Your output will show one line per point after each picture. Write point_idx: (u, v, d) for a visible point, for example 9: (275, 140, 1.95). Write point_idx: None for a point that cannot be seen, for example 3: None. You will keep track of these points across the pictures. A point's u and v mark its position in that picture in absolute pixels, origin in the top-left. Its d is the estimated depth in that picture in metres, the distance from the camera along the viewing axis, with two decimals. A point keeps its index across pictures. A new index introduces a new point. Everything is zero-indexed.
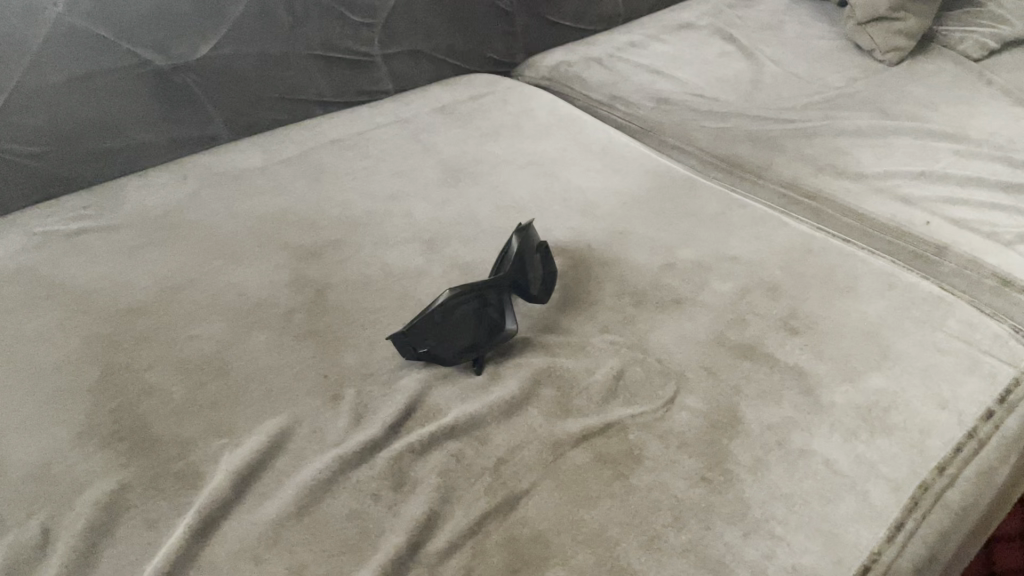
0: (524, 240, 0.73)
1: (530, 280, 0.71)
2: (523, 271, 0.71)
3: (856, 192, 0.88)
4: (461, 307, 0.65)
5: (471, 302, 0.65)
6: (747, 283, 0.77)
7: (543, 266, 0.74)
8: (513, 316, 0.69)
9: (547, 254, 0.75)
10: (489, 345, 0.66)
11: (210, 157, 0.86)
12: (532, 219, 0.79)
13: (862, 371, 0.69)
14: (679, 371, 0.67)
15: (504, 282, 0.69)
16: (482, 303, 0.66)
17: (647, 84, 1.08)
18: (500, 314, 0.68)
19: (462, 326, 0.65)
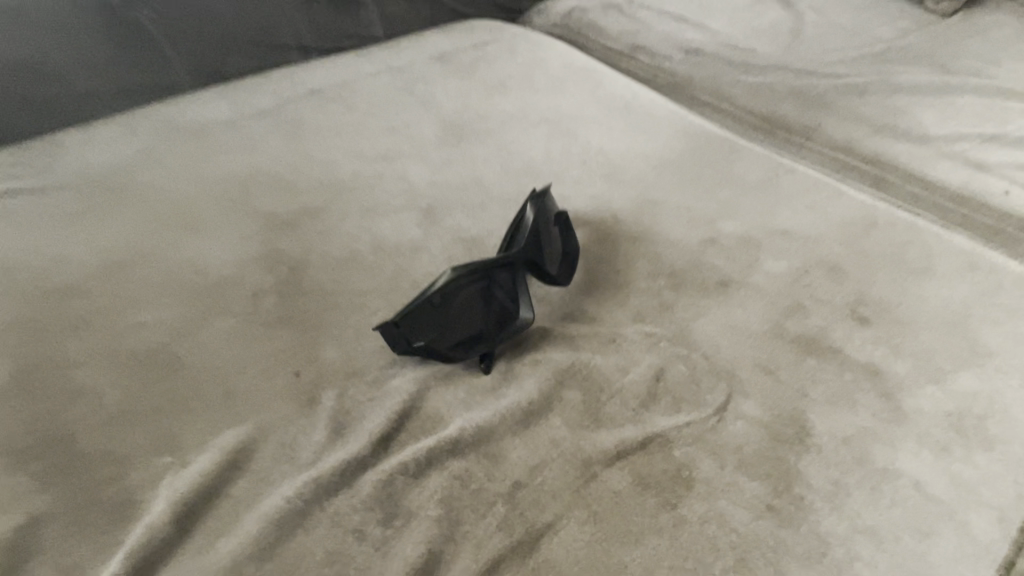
0: (541, 210, 0.61)
1: (547, 259, 0.59)
2: (540, 247, 0.59)
3: (921, 156, 0.76)
4: (464, 290, 0.53)
5: (476, 284, 0.53)
6: (803, 262, 0.65)
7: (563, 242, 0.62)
8: (529, 302, 0.57)
9: (568, 228, 0.63)
10: (498, 339, 0.54)
11: (168, 109, 0.73)
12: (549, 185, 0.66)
13: (949, 371, 0.57)
14: (730, 370, 0.55)
15: (517, 260, 0.57)
16: (490, 285, 0.54)
17: (674, 33, 0.96)
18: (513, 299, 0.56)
19: (464, 314, 0.53)
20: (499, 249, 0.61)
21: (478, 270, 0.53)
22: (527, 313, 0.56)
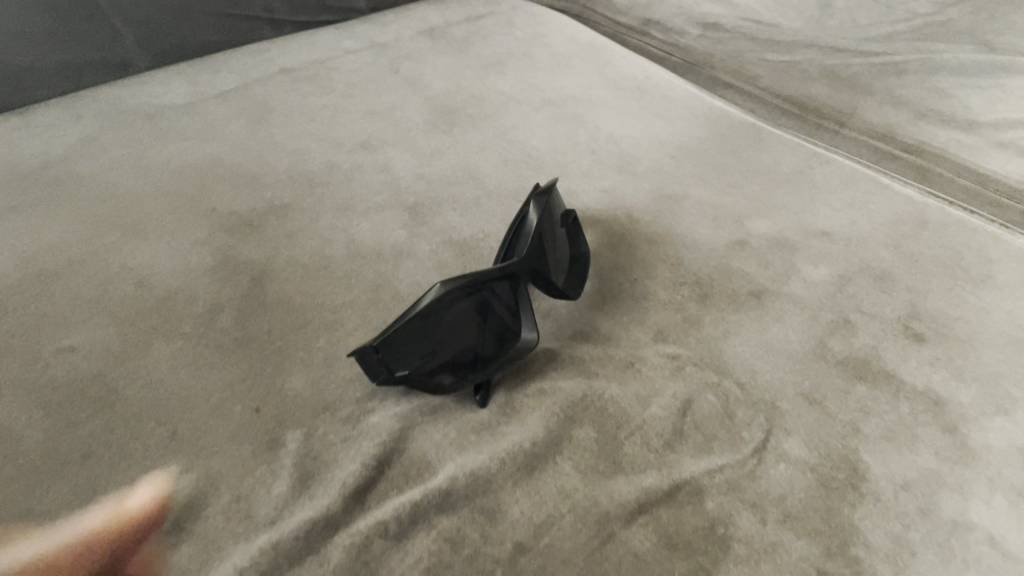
0: (545, 213, 0.53)
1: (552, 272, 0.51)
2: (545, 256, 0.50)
3: (970, 146, 0.68)
4: (456, 304, 0.45)
5: (471, 297, 0.45)
6: (845, 269, 0.57)
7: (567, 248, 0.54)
8: (531, 320, 0.48)
9: (573, 231, 0.55)
10: (496, 364, 0.46)
11: (119, 92, 0.64)
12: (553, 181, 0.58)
13: (1021, 399, 0.49)
14: (768, 401, 0.47)
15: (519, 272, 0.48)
16: (487, 299, 0.46)
17: (689, 5, 0.87)
18: (515, 315, 0.47)
19: (455, 333, 0.45)
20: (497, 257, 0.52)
21: (474, 281, 0.45)
22: (531, 332, 0.48)
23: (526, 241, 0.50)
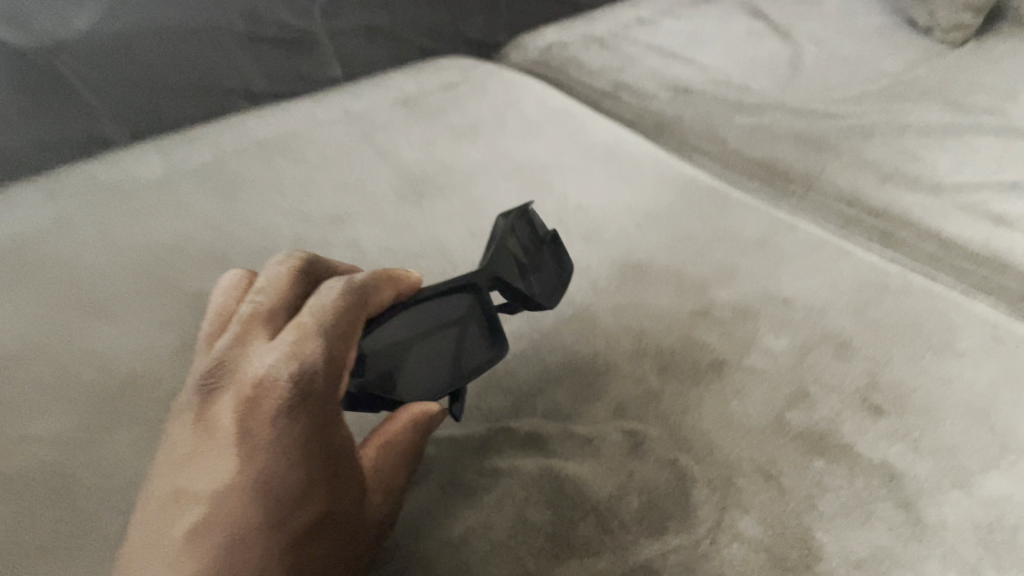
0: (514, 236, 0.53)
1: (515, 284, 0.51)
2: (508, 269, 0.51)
3: (935, 209, 0.69)
4: (411, 317, 0.46)
5: (426, 313, 0.46)
6: (807, 337, 0.57)
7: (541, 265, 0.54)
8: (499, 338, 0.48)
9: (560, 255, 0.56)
10: (471, 377, 0.46)
11: (94, 168, 0.65)
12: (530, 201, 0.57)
13: (976, 472, 0.50)
14: (726, 477, 0.48)
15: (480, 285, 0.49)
16: (445, 314, 0.47)
17: (661, 68, 0.88)
18: (486, 328, 0.48)
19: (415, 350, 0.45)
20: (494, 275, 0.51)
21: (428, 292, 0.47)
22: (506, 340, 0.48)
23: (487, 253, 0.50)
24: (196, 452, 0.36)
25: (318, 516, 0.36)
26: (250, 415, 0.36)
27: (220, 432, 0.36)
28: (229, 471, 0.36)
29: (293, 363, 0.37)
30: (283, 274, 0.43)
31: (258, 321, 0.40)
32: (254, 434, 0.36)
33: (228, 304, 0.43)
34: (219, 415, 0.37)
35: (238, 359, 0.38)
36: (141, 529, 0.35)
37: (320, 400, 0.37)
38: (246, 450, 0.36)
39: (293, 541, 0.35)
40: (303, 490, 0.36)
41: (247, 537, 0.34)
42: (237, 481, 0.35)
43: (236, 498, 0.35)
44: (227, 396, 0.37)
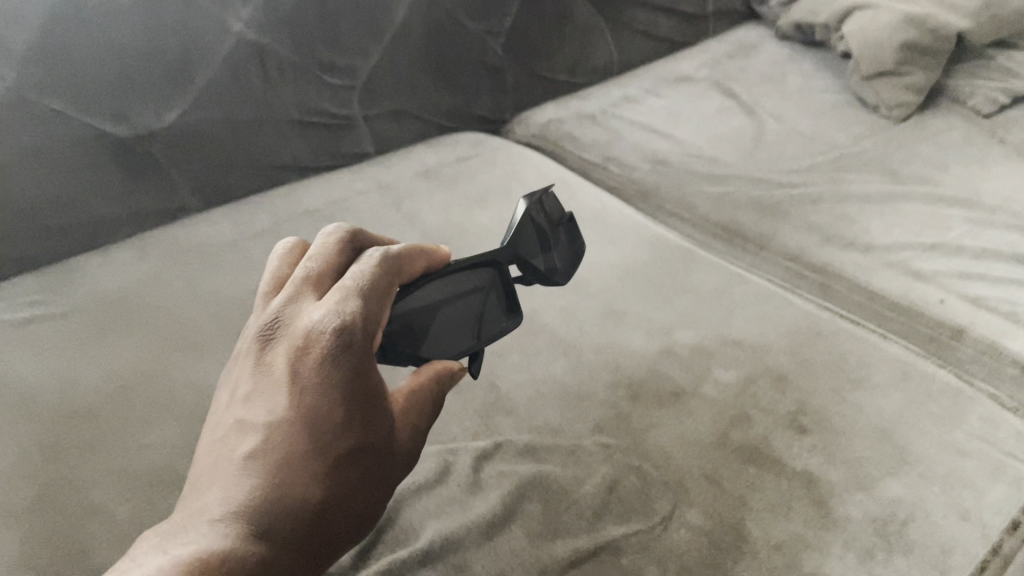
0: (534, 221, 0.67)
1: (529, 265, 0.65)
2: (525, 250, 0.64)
3: (865, 265, 0.83)
4: (445, 281, 0.55)
5: (458, 278, 0.56)
6: (750, 370, 0.71)
7: (549, 242, 0.69)
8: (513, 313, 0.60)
9: (564, 232, 0.72)
10: (492, 337, 0.59)
11: (176, 232, 0.81)
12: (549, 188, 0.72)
13: (877, 478, 0.63)
14: (677, 480, 0.61)
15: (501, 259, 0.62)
16: (473, 280, 0.58)
17: (643, 142, 1.04)
18: (505, 295, 0.60)
19: (448, 309, 0.55)
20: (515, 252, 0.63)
21: (461, 261, 0.57)
22: (519, 308, 0.60)
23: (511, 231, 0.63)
24: (255, 390, 0.43)
25: (354, 448, 0.42)
26: (299, 360, 0.42)
27: (275, 374, 0.43)
28: (281, 407, 0.41)
29: (337, 317, 0.43)
30: (331, 247, 0.49)
31: (308, 284, 0.46)
32: (302, 376, 0.42)
33: (284, 269, 0.50)
34: (275, 359, 0.43)
35: (292, 314, 0.44)
36: (212, 452, 0.42)
37: (361, 349, 0.43)
38: (296, 390, 0.42)
39: (333, 467, 0.41)
40: (342, 425, 0.42)
41: (295, 462, 0.40)
42: (288, 415, 0.41)
43: (287, 429, 0.41)
44: (281, 343, 0.43)
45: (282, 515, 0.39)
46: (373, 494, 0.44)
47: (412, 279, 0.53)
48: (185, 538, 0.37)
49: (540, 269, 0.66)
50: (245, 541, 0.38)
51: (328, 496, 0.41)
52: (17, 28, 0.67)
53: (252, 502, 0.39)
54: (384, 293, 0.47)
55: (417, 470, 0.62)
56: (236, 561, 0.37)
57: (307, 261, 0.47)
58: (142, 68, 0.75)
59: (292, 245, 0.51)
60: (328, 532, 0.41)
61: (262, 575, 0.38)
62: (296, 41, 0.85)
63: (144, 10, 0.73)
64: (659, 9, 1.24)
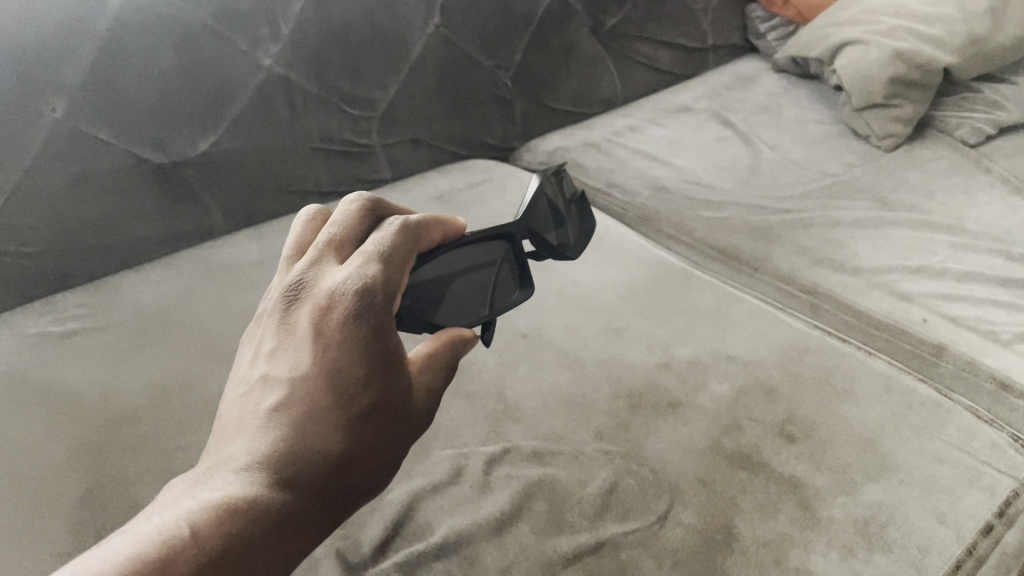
0: (546, 200, 0.73)
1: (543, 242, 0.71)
2: (539, 227, 0.70)
3: (853, 287, 0.88)
4: (464, 252, 0.61)
5: (475, 253, 0.62)
6: (743, 383, 0.76)
7: (562, 220, 0.76)
8: (525, 289, 0.66)
9: (574, 211, 0.80)
10: (505, 307, 0.64)
11: (208, 251, 0.88)
12: (562, 168, 0.79)
13: (859, 484, 0.67)
14: (673, 484, 0.66)
15: (517, 232, 0.67)
16: (488, 254, 0.64)
17: (645, 170, 1.10)
18: (516, 268, 0.66)
19: (465, 279, 0.61)
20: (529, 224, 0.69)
21: (479, 235, 0.63)
22: (531, 280, 0.67)
23: (527, 206, 0.69)
24: (281, 347, 0.45)
25: (375, 404, 0.44)
26: (322, 319, 0.44)
27: (298, 332, 0.45)
28: (305, 363, 0.43)
29: (358, 278, 0.45)
30: (352, 216, 0.51)
31: (331, 250, 0.49)
32: (325, 334, 0.44)
33: (308, 236, 0.52)
34: (298, 319, 0.45)
35: (315, 277, 0.47)
36: (239, 403, 0.44)
37: (380, 309, 0.45)
38: (318, 347, 0.44)
39: (354, 420, 0.43)
40: (363, 381, 0.44)
41: (318, 414, 0.42)
42: (311, 370, 0.43)
43: (310, 384, 0.43)
44: (304, 303, 0.45)
45: (305, 464, 0.41)
46: (393, 448, 0.45)
47: (429, 249, 0.57)
48: (213, 484, 0.39)
49: (552, 244, 0.73)
50: (269, 486, 0.40)
51: (349, 449, 0.43)
52: (68, 64, 0.74)
53: (277, 451, 0.41)
54: (402, 259, 0.49)
55: (432, 471, 0.67)
56: (262, 505, 0.39)
57: (330, 229, 0.50)
58: (180, 100, 0.82)
59: (314, 214, 0.54)
60: (349, 483, 0.43)
61: (286, 520, 0.39)
62: (321, 75, 0.91)
63: (181, 47, 0.80)
64: (661, 44, 1.31)
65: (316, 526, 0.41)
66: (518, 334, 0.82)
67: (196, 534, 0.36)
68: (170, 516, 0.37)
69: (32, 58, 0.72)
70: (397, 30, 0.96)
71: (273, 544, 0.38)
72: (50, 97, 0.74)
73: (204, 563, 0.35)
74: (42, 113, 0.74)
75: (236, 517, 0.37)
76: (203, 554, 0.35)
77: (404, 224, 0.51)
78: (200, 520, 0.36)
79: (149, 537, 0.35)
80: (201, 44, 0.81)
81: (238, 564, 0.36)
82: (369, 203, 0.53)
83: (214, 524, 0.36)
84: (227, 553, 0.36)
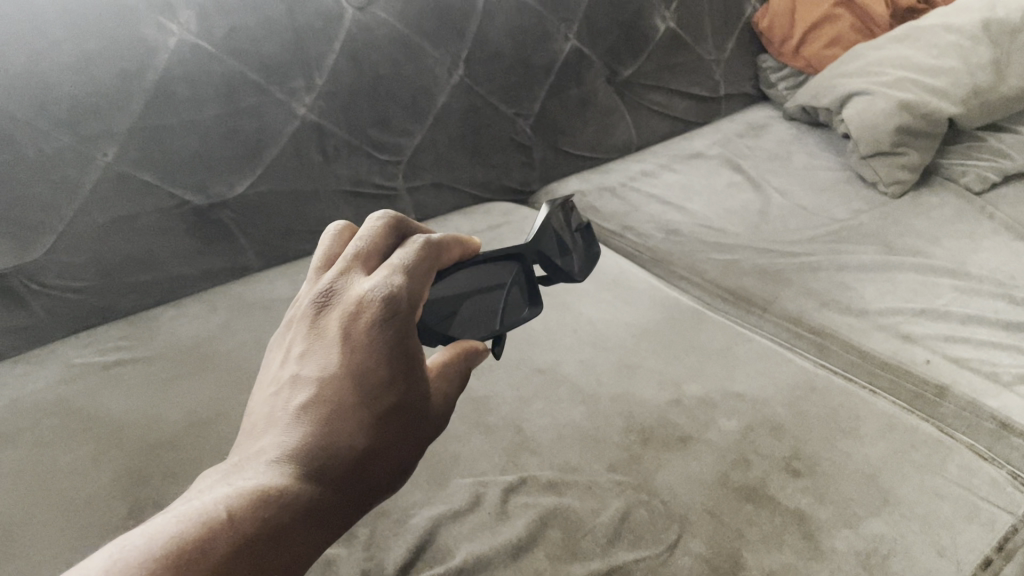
0: (553, 227, 0.78)
1: (551, 267, 0.77)
2: (546, 252, 0.75)
3: (858, 328, 0.91)
4: (479, 270, 0.66)
5: (489, 272, 0.67)
6: (751, 420, 0.79)
7: (569, 249, 0.81)
8: (533, 306, 0.71)
9: (580, 240, 0.84)
10: (515, 323, 0.68)
11: (244, 288, 0.94)
12: (570, 199, 0.84)
13: (862, 517, 0.69)
14: (682, 514, 0.69)
15: (526, 254, 0.73)
16: (502, 274, 0.69)
17: (658, 214, 1.14)
18: (525, 287, 0.71)
19: (480, 296, 0.66)
20: (539, 249, 0.74)
21: (493, 255, 0.68)
22: (540, 299, 0.72)
23: (535, 232, 0.75)
24: (309, 348, 0.48)
25: (396, 406, 0.47)
26: (352, 323, 0.48)
27: (327, 335, 0.48)
28: (333, 363, 0.47)
29: (384, 287, 0.48)
30: (378, 230, 0.55)
31: (358, 260, 0.52)
32: (353, 337, 0.47)
33: (335, 247, 0.56)
34: (328, 323, 0.49)
35: (344, 284, 0.50)
36: (269, 401, 0.47)
37: (404, 316, 0.48)
38: (346, 350, 0.47)
39: (376, 420, 0.46)
40: (386, 384, 0.47)
41: (344, 412, 0.46)
42: (338, 370, 0.47)
43: (337, 383, 0.46)
44: (333, 309, 0.49)
45: (329, 460, 0.44)
46: (409, 448, 0.49)
47: (446, 267, 0.61)
48: (246, 474, 0.43)
49: (560, 269, 0.78)
50: (297, 479, 0.43)
51: (371, 447, 0.46)
52: (118, 113, 0.80)
53: (305, 445, 0.44)
54: (424, 272, 0.52)
55: (453, 499, 0.70)
56: (291, 494, 0.42)
57: (358, 241, 0.54)
58: (219, 146, 0.88)
59: (340, 229, 0.58)
60: (367, 479, 0.46)
61: (312, 509, 0.42)
62: (350, 122, 0.97)
63: (222, 97, 0.86)
64: (675, 92, 1.36)
65: (338, 517, 0.44)
66: (534, 369, 0.86)
67: (232, 516, 0.38)
68: (207, 500, 0.40)
69: (87, 108, 0.78)
70: (424, 81, 1.01)
71: (300, 532, 0.41)
72: (101, 143, 0.80)
73: (240, 544, 0.38)
74: (94, 157, 0.80)
75: (268, 504, 0.40)
76: (239, 535, 0.38)
77: (427, 241, 0.55)
78: (238, 505, 0.39)
79: (190, 517, 0.38)
80: (242, 94, 0.87)
81: (269, 546, 0.39)
82: (393, 220, 0.57)
83: (248, 509, 0.39)
84: (260, 535, 0.39)
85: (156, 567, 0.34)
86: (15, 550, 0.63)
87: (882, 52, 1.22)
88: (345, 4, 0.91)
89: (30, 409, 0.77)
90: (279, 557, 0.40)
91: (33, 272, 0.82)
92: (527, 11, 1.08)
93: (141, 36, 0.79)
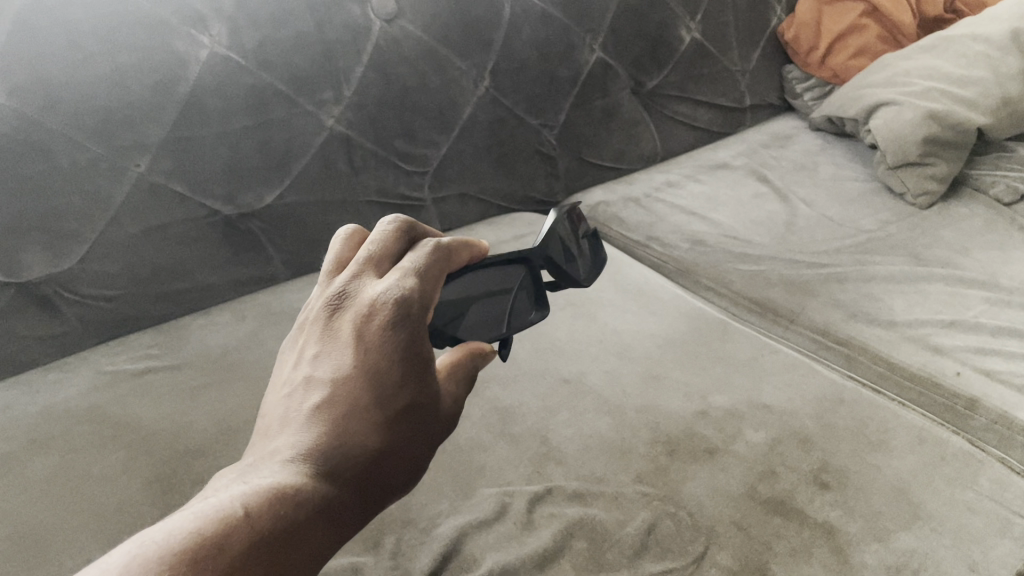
0: (561, 230, 0.78)
1: (561, 272, 0.77)
2: (554, 256, 0.76)
3: (888, 340, 0.90)
4: (489, 274, 0.66)
5: (498, 274, 0.67)
6: (778, 432, 0.78)
7: (577, 254, 0.81)
8: (539, 309, 0.72)
9: (587, 244, 0.84)
10: (522, 326, 0.70)
11: (271, 298, 0.96)
12: (576, 202, 0.84)
13: (892, 531, 0.68)
14: (709, 526, 0.69)
15: (536, 257, 0.73)
16: (509, 280, 0.69)
17: (683, 225, 1.14)
18: (532, 291, 0.72)
19: (488, 300, 0.66)
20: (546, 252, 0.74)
21: (504, 258, 0.68)
22: (546, 301, 0.73)
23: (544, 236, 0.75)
24: (323, 350, 0.49)
25: (408, 406, 0.48)
26: (364, 324, 0.48)
27: (340, 337, 0.48)
28: (346, 365, 0.47)
29: (396, 290, 0.49)
30: (388, 234, 0.55)
31: (370, 263, 0.53)
32: (366, 339, 0.48)
33: (346, 252, 0.57)
34: (341, 325, 0.49)
35: (356, 287, 0.51)
36: (283, 401, 0.47)
37: (416, 318, 0.49)
38: (359, 350, 0.47)
39: (388, 420, 0.47)
40: (398, 384, 0.47)
41: (358, 413, 0.46)
42: (351, 371, 0.47)
43: (351, 384, 0.46)
44: (346, 311, 0.49)
45: (343, 460, 0.45)
46: (422, 448, 0.49)
47: (459, 269, 0.61)
48: (262, 473, 0.43)
49: (569, 274, 0.78)
50: (312, 479, 0.43)
51: (383, 446, 0.46)
52: (151, 125, 0.81)
53: (319, 444, 0.45)
54: (434, 275, 0.53)
55: (479, 508, 0.70)
56: (306, 493, 0.42)
57: (369, 244, 0.54)
58: (249, 157, 0.89)
59: (351, 233, 0.58)
60: (381, 478, 0.46)
61: (327, 508, 0.43)
62: (378, 134, 0.98)
63: (252, 110, 0.87)
64: (699, 103, 1.36)
65: (354, 516, 0.45)
66: (559, 379, 0.86)
67: (249, 513, 0.39)
68: (225, 498, 0.40)
69: (120, 119, 0.79)
70: (450, 93, 1.02)
71: (317, 530, 0.42)
72: (134, 154, 0.81)
73: (257, 540, 0.38)
74: (126, 169, 0.82)
75: (284, 501, 0.41)
76: (258, 531, 0.38)
77: (437, 244, 0.56)
78: (255, 501, 0.40)
79: (208, 515, 0.38)
80: (272, 106, 0.88)
81: (287, 543, 0.39)
82: (404, 224, 0.57)
83: (264, 506, 0.39)
84: (277, 532, 0.39)
85: (177, 563, 0.34)
86: (47, 555, 0.64)
87: (909, 62, 1.22)
88: (373, 16, 0.92)
89: (61, 417, 0.78)
90: (295, 554, 0.40)
91: (66, 281, 0.84)
92: (553, 22, 1.09)
93: (174, 49, 0.80)
